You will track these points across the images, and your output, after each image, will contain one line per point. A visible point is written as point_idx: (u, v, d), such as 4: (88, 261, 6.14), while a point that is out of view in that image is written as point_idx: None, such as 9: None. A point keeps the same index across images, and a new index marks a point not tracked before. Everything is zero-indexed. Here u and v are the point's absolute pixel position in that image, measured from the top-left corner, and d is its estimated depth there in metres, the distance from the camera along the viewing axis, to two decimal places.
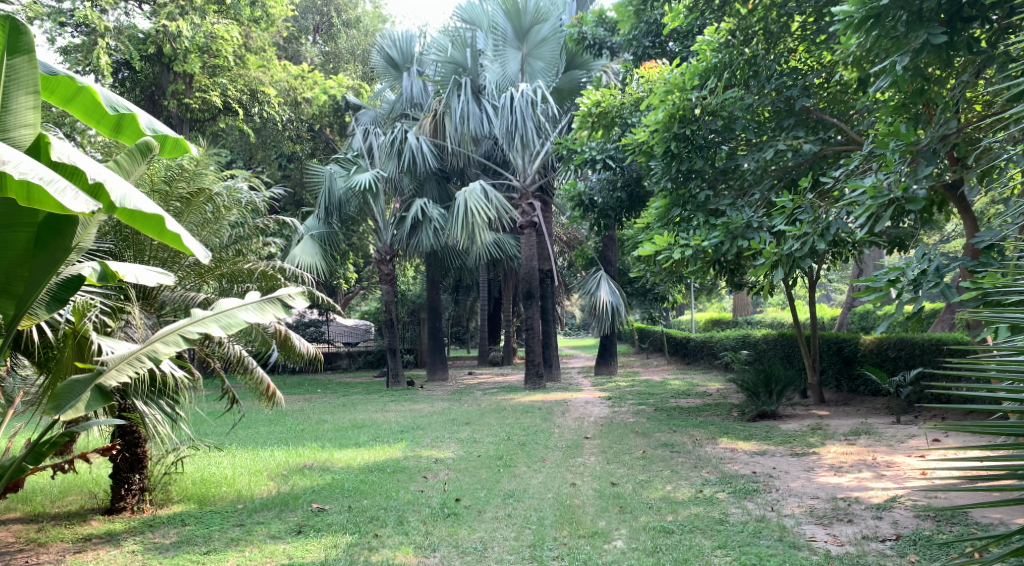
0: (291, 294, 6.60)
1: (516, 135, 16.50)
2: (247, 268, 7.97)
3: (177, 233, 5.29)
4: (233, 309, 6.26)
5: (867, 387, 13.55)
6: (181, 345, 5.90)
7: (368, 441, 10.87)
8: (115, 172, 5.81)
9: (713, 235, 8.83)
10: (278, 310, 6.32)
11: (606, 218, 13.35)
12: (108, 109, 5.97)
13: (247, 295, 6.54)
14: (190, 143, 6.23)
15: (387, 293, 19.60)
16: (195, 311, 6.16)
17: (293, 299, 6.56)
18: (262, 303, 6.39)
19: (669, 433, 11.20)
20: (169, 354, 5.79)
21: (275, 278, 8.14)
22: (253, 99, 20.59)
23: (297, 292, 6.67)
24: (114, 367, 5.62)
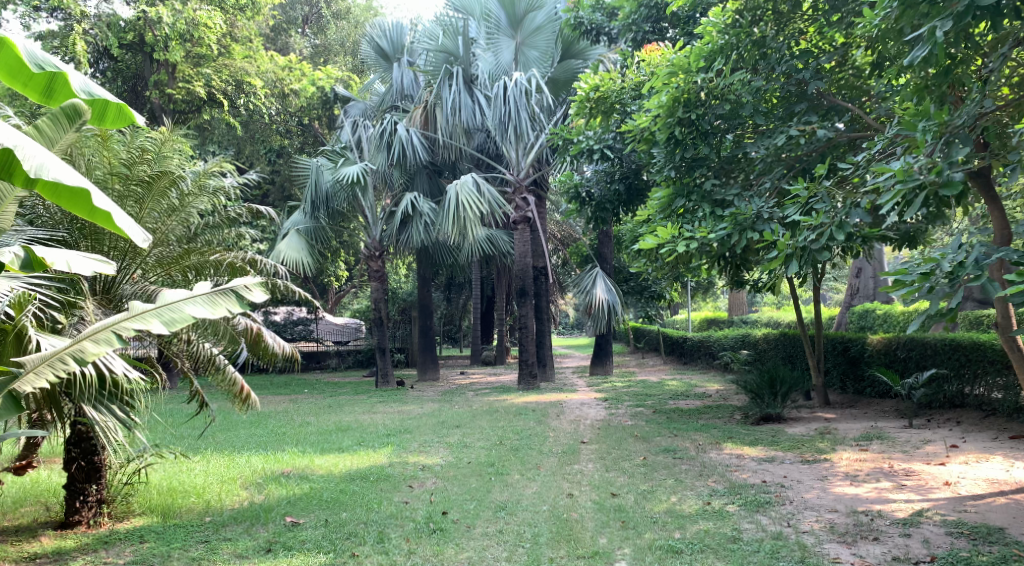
0: (249, 285, 6.04)
1: (509, 126, 15.88)
2: (216, 260, 7.36)
3: (109, 213, 5.14)
4: (179, 301, 5.68)
5: (875, 389, 13.04)
6: (113, 343, 5.29)
7: (353, 446, 10.29)
8: (35, 140, 5.87)
9: (719, 227, 8.26)
10: (231, 303, 5.74)
11: (603, 212, 12.79)
12: (34, 67, 5.53)
13: (198, 286, 5.95)
14: (131, 110, 5.82)
15: (377, 290, 19.00)
16: (134, 305, 5.55)
17: (250, 291, 5.98)
18: (214, 295, 5.80)
19: (670, 437, 10.63)
20: (97, 354, 5.18)
21: (245, 270, 7.51)
22: (238, 90, 19.98)
23: (255, 283, 6.11)
24: (31, 370, 5.08)
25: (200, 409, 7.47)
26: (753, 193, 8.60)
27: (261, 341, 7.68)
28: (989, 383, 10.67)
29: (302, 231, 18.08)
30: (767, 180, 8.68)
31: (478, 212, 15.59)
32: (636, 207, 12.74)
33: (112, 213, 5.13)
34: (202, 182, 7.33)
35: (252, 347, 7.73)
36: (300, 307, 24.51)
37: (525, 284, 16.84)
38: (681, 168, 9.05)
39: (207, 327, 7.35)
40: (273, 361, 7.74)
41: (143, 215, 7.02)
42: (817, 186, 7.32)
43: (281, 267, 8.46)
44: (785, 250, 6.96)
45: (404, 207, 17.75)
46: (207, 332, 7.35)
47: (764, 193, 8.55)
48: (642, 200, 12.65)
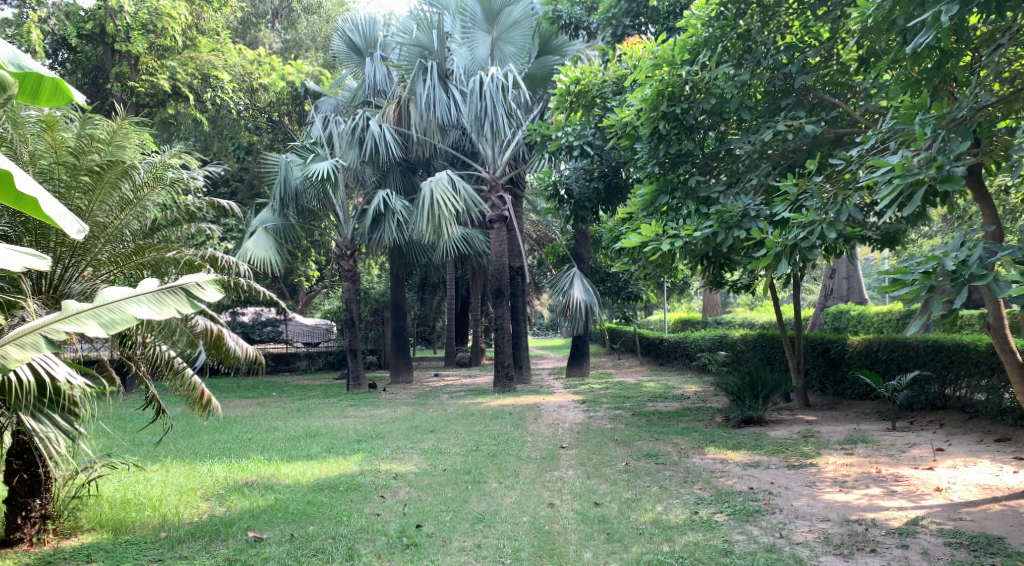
0: (200, 283, 5.74)
1: (485, 122, 15.48)
2: (173, 257, 6.98)
3: (37, 202, 4.93)
4: (120, 301, 5.36)
5: (855, 390, 12.80)
6: (42, 348, 4.93)
7: (323, 454, 9.87)
8: None
9: (704, 225, 7.96)
10: (179, 303, 5.43)
11: (582, 210, 12.47)
12: None
13: (142, 283, 5.62)
14: (70, 88, 5.48)
15: (348, 291, 18.55)
16: (68, 304, 5.21)
17: (201, 288, 5.68)
18: (161, 293, 5.50)
19: (651, 442, 10.32)
20: (22, 360, 4.81)
21: (204, 268, 7.13)
22: (205, 84, 19.49)
23: (206, 281, 5.81)
24: None
25: (157, 415, 7.09)
26: (739, 189, 8.29)
27: (222, 345, 7.25)
28: (972, 384, 10.38)
29: (270, 230, 17.67)
30: (751, 176, 8.36)
31: (452, 210, 15.23)
32: (613, 205, 12.44)
33: (39, 200, 4.89)
34: (159, 174, 7.05)
35: (212, 350, 7.33)
36: (269, 309, 23.98)
37: (501, 284, 16.47)
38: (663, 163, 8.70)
39: (163, 329, 6.96)
40: (235, 369, 7.33)
41: (95, 208, 6.66)
42: (807, 182, 7.06)
43: (244, 264, 8.03)
44: (775, 248, 6.66)
45: (376, 205, 17.32)
46: (162, 334, 6.93)
47: (750, 190, 8.24)
48: (621, 198, 12.36)
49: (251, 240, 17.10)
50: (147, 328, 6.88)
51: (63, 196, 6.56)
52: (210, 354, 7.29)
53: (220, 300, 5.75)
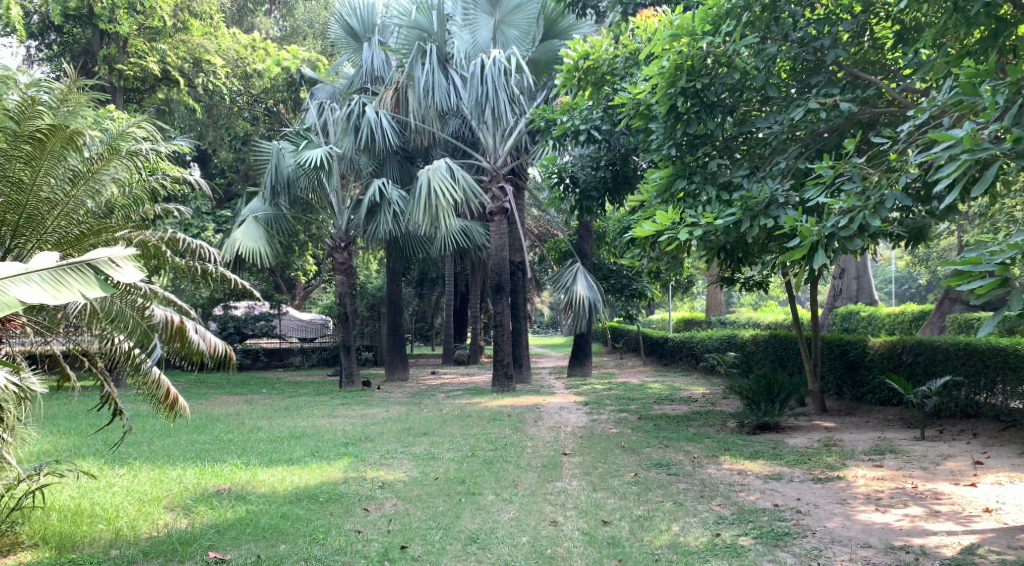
0: (114, 261, 5.41)
1: (486, 108, 14.70)
2: (124, 236, 6.68)
3: None
4: (6, 279, 4.95)
5: (876, 395, 12.08)
6: None
7: (306, 458, 9.12)
8: None
9: (727, 213, 7.20)
10: (84, 285, 5.12)
11: (588, 200, 11.62)
12: None
13: (40, 258, 5.25)
14: None
15: (343, 285, 17.75)
16: None
17: (115, 267, 5.35)
18: (61, 272, 5.16)
19: (661, 449, 9.57)
20: None
21: (160, 251, 6.89)
22: (196, 68, 18.95)
23: (123, 257, 5.49)
24: None
25: (114, 415, 6.40)
26: (766, 173, 7.57)
27: (183, 339, 6.55)
28: (1009, 392, 9.71)
29: (260, 219, 16.96)
30: (778, 161, 7.63)
31: (451, 200, 14.46)
32: (620, 198, 11.75)
33: None
34: (114, 145, 6.62)
35: (173, 343, 6.58)
36: (262, 303, 23.25)
37: (501, 280, 15.68)
38: (682, 145, 7.97)
39: (115, 319, 6.28)
40: (200, 367, 6.69)
41: (43, 181, 6.24)
42: (845, 164, 6.37)
43: (207, 248, 7.64)
44: (812, 237, 5.92)
45: (372, 194, 16.57)
46: (114, 326, 6.17)
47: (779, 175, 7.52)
48: (630, 188, 11.64)
49: (240, 230, 16.34)
50: (98, 319, 6.14)
51: (4, 165, 6.08)
52: (170, 349, 6.61)
53: (137, 278, 5.41)
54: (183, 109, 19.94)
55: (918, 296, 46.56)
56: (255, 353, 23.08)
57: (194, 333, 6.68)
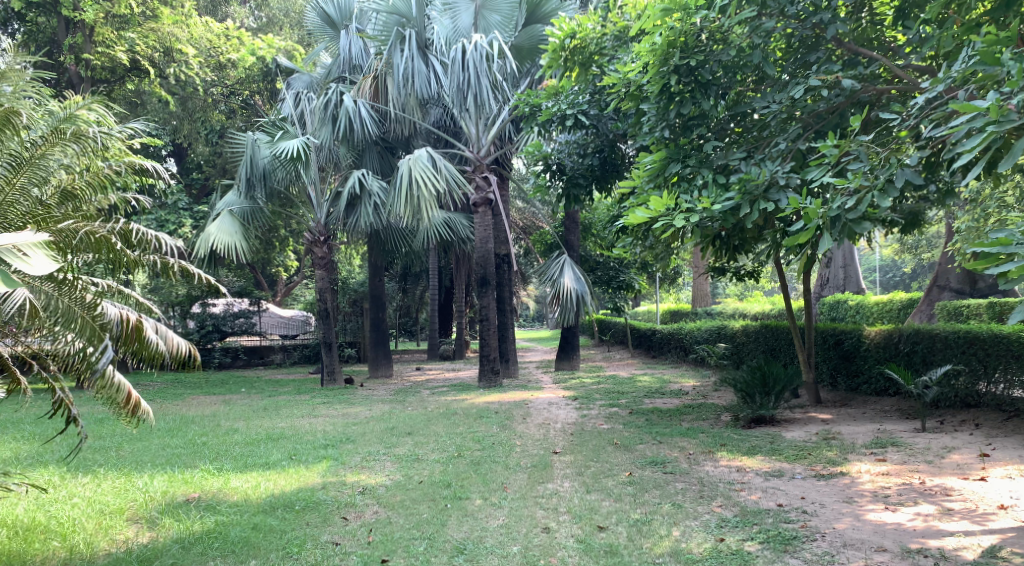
0: (22, 250, 5.19)
1: (468, 94, 14.22)
2: (68, 227, 6.09)
3: None
4: None
5: (872, 386, 11.75)
6: None
7: (284, 463, 8.68)
8: None
9: (725, 197, 6.81)
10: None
11: (575, 188, 11.17)
12: None
13: None
14: None
15: (323, 280, 17.24)
16: None
17: (22, 256, 5.12)
18: None
19: (655, 446, 9.20)
20: None
21: (106, 239, 6.20)
22: (168, 58, 18.36)
23: (32, 248, 5.27)
24: None
25: (69, 422, 6.04)
26: (765, 154, 7.18)
27: (140, 340, 6.20)
28: (1012, 380, 9.42)
29: (236, 212, 16.43)
30: (778, 142, 7.23)
31: (433, 190, 13.99)
32: (607, 185, 11.36)
33: None
34: (59, 129, 6.47)
35: (128, 344, 6.20)
36: (241, 300, 22.73)
37: (486, 273, 15.24)
38: (675, 128, 7.58)
39: (62, 317, 5.89)
40: (160, 369, 6.30)
41: None
42: (850, 142, 6.03)
43: (162, 237, 6.95)
44: (816, 220, 5.56)
45: (351, 186, 16.09)
46: (62, 324, 5.91)
47: (780, 156, 7.12)
48: (617, 175, 11.26)
49: (215, 224, 15.82)
50: (40, 318, 5.92)
51: None
52: (126, 351, 6.27)
53: (47, 267, 5.12)
54: (156, 101, 19.41)
55: (902, 285, 46.62)
56: (235, 352, 22.54)
57: (153, 333, 6.30)
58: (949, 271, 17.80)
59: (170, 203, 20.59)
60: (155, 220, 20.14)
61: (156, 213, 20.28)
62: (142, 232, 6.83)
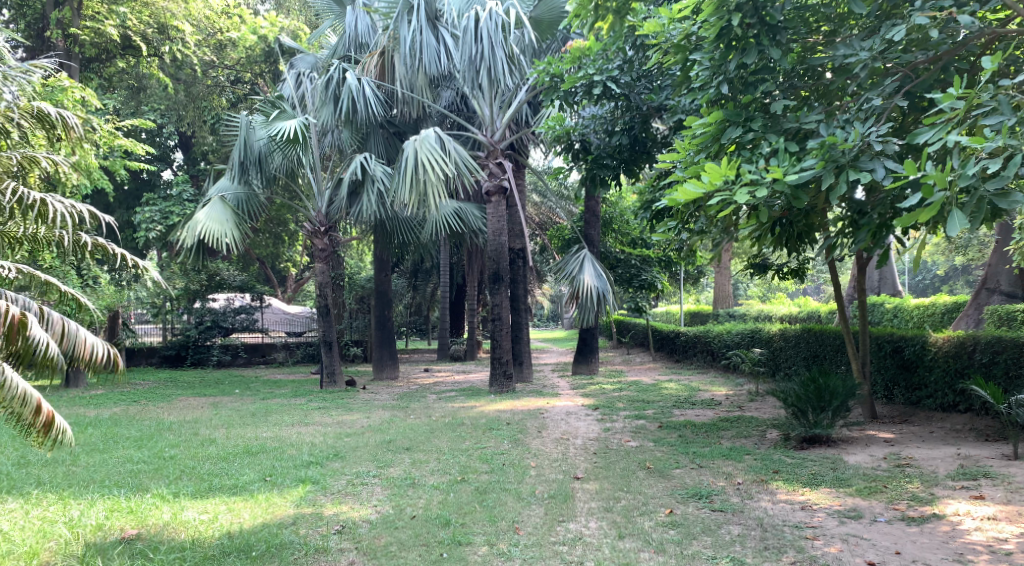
0: None
1: (481, 69, 12.78)
2: None
3: None
4: None
5: (938, 401, 10.27)
6: None
7: (255, 486, 7.30)
8: None
9: (803, 165, 5.40)
10: None
11: (601, 171, 9.75)
12: None
13: None
14: None
15: (323, 273, 15.81)
16: None
17: None
18: None
19: (695, 472, 7.78)
20: None
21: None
22: (163, 37, 17.14)
23: None
24: None
25: None
26: (852, 115, 5.89)
27: (24, 333, 6.03)
28: None
29: (229, 200, 15.06)
30: (868, 98, 5.94)
31: (441, 174, 12.61)
32: (635, 169, 9.93)
33: None
34: None
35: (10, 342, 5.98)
36: (242, 295, 21.46)
37: (499, 268, 13.79)
38: (735, 81, 6.29)
39: None
40: (54, 367, 6.19)
41: None
42: (981, 92, 4.84)
43: (47, 198, 8.26)
44: (944, 193, 4.48)
45: (353, 170, 14.70)
46: None
47: (874, 114, 5.86)
48: (648, 158, 9.85)
49: (204, 211, 14.45)
50: None
51: None
52: (10, 354, 6.05)
53: None
54: (155, 84, 18.36)
55: (933, 288, 44.79)
56: (235, 349, 21.28)
57: (39, 330, 6.20)
58: (1000, 272, 15.84)
59: (173, 194, 19.40)
60: (158, 211, 19.05)
61: (157, 204, 19.23)
62: (29, 196, 8.21)
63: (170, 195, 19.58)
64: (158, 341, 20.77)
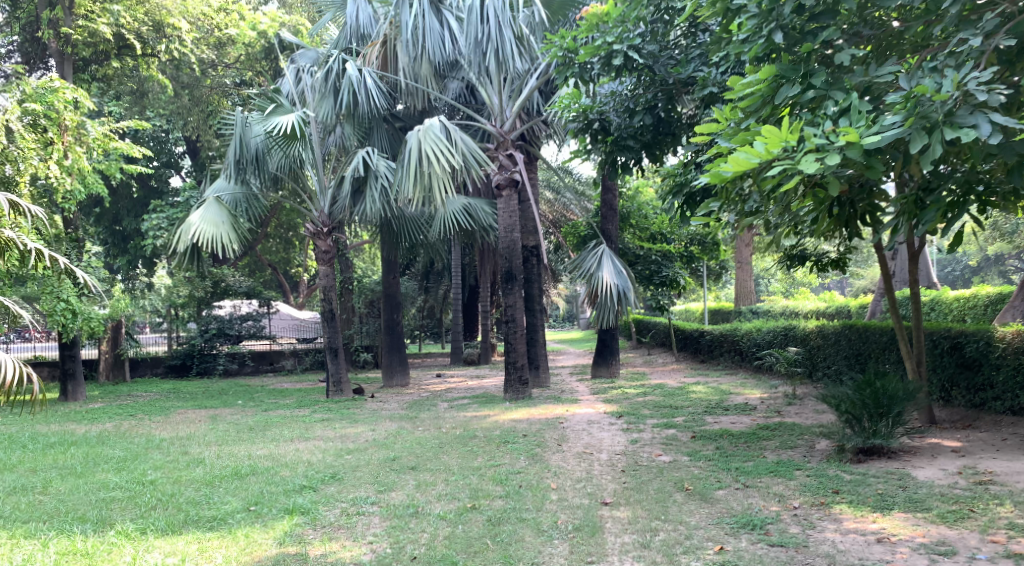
0: None
1: (487, 50, 11.70)
2: None
3: None
4: None
5: (1006, 403, 9.23)
6: None
7: (236, 517, 6.32)
8: None
9: (888, 128, 4.77)
10: None
11: (625, 152, 8.77)
12: None
13: None
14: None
15: (326, 276, 14.85)
16: None
17: None
18: None
19: (742, 493, 6.76)
20: None
21: None
22: (158, 33, 15.96)
23: None
24: None
25: None
26: (944, 61, 5.30)
27: None
28: None
29: (225, 201, 14.14)
30: (962, 40, 5.39)
31: (447, 166, 11.64)
32: (658, 154, 8.94)
33: None
34: None
35: None
36: (248, 301, 20.61)
37: (513, 267, 12.75)
38: (791, 30, 5.70)
39: None
40: None
41: None
42: None
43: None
44: None
45: (355, 166, 13.79)
46: None
47: (968, 58, 5.30)
48: (674, 141, 8.89)
49: (197, 212, 13.52)
50: None
51: None
52: None
53: None
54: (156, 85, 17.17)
55: (962, 279, 43.32)
56: (242, 357, 20.16)
57: None
58: None
59: (180, 200, 18.51)
60: (165, 218, 18.17)
61: (165, 211, 18.32)
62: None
63: (178, 202, 18.63)
64: (165, 351, 19.86)
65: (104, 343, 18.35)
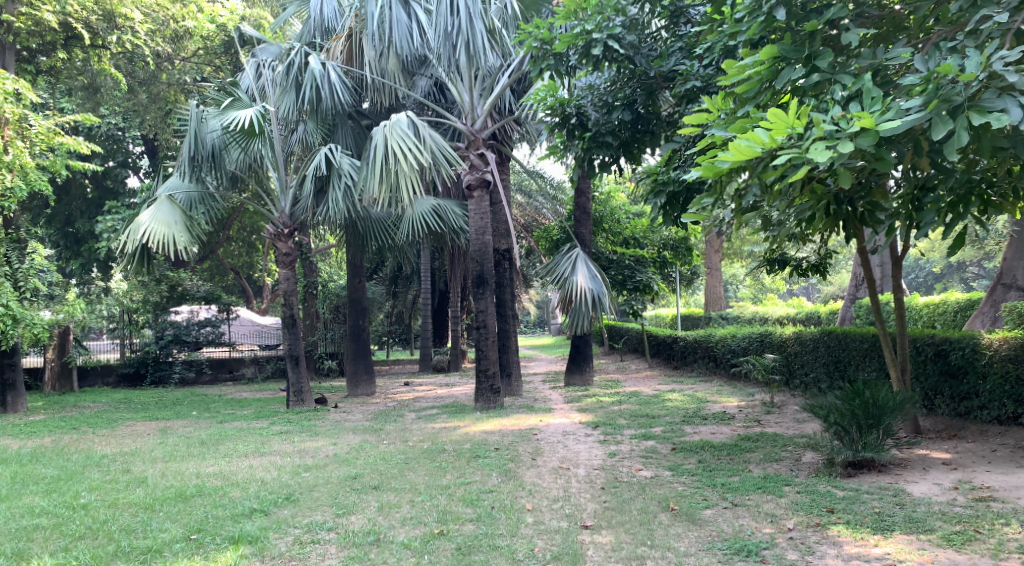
0: None
1: (457, 43, 11.14)
2: None
3: None
4: None
5: (992, 412, 8.88)
6: None
7: (175, 548, 5.72)
8: None
9: (910, 109, 4.64)
10: None
11: (602, 148, 8.21)
12: None
13: None
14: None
15: (287, 280, 14.16)
16: None
17: None
18: None
19: (730, 513, 6.30)
20: None
21: None
22: (110, 25, 15.10)
23: None
24: None
25: None
26: (963, 40, 5.19)
27: None
28: None
29: (178, 199, 13.39)
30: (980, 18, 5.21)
31: (415, 163, 11.04)
32: (636, 152, 8.41)
33: None
34: None
35: None
36: (207, 306, 19.79)
37: (484, 271, 12.20)
38: (794, 9, 5.42)
39: None
40: None
41: None
42: None
43: None
44: None
45: (317, 164, 13.13)
46: None
47: (990, 38, 5.10)
48: (653, 139, 8.39)
49: (149, 211, 12.77)
50: None
51: None
52: None
53: None
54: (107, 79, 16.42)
55: (927, 285, 43.65)
56: (199, 365, 19.38)
57: None
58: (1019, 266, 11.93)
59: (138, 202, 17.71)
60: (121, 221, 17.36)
61: (120, 212, 17.52)
62: None
63: (134, 203, 17.83)
64: (117, 358, 18.93)
65: (50, 351, 17.38)
